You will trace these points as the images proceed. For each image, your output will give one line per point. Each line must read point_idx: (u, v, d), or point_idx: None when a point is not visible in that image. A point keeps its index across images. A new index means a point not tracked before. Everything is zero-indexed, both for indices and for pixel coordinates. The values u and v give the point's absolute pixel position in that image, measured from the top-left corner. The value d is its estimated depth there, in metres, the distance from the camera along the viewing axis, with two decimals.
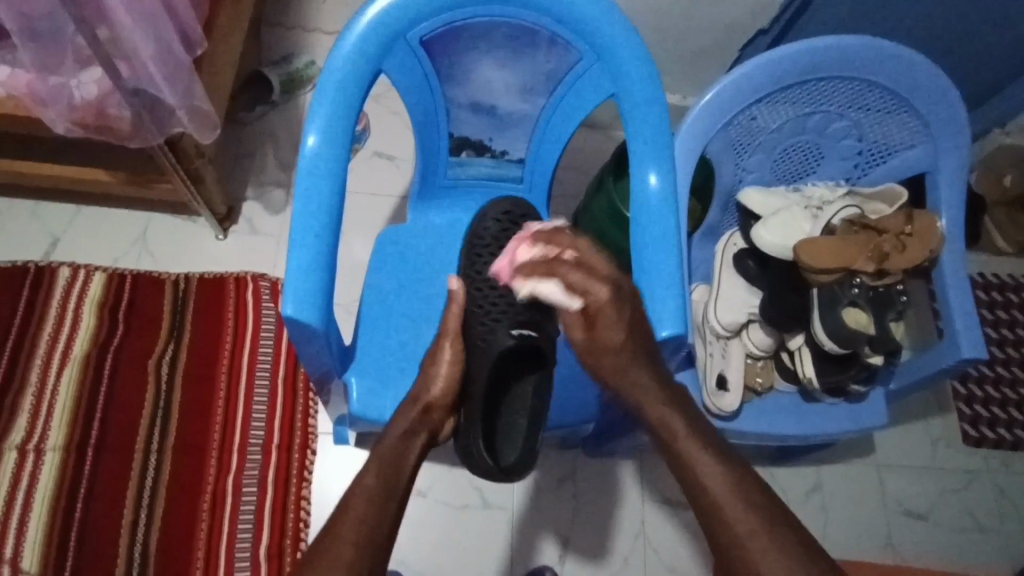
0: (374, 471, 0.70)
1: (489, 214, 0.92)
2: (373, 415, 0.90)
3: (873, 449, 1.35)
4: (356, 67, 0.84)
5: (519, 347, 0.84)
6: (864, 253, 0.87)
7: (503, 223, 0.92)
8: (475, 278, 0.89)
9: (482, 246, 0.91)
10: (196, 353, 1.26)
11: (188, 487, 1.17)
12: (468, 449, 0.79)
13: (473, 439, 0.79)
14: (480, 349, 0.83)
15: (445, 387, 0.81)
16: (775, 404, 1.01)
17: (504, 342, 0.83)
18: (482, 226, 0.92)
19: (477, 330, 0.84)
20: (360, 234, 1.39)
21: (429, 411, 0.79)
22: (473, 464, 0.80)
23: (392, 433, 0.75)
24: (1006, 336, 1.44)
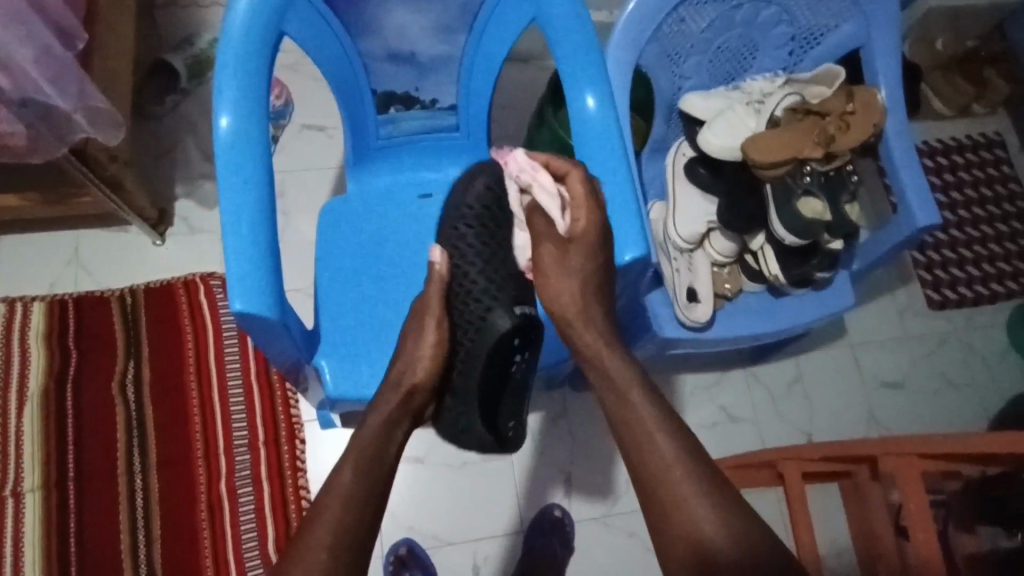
0: (357, 459, 0.68)
1: (480, 181, 0.83)
2: (349, 396, 0.89)
3: (846, 331, 1.39)
4: (254, 34, 0.77)
5: (519, 329, 0.80)
6: (811, 139, 0.86)
7: (493, 192, 0.83)
8: (464, 252, 0.81)
9: (471, 215, 0.82)
10: (160, 366, 1.21)
11: (182, 501, 1.14)
12: (463, 425, 0.81)
13: (467, 426, 0.80)
14: (475, 336, 0.79)
15: (429, 369, 0.77)
16: (746, 305, 1.02)
17: (505, 326, 0.78)
18: (468, 196, 0.83)
19: (467, 309, 0.80)
20: (305, 212, 1.33)
21: (404, 390, 0.75)
22: (462, 438, 0.82)
23: (374, 419, 0.73)
24: (956, 198, 1.47)
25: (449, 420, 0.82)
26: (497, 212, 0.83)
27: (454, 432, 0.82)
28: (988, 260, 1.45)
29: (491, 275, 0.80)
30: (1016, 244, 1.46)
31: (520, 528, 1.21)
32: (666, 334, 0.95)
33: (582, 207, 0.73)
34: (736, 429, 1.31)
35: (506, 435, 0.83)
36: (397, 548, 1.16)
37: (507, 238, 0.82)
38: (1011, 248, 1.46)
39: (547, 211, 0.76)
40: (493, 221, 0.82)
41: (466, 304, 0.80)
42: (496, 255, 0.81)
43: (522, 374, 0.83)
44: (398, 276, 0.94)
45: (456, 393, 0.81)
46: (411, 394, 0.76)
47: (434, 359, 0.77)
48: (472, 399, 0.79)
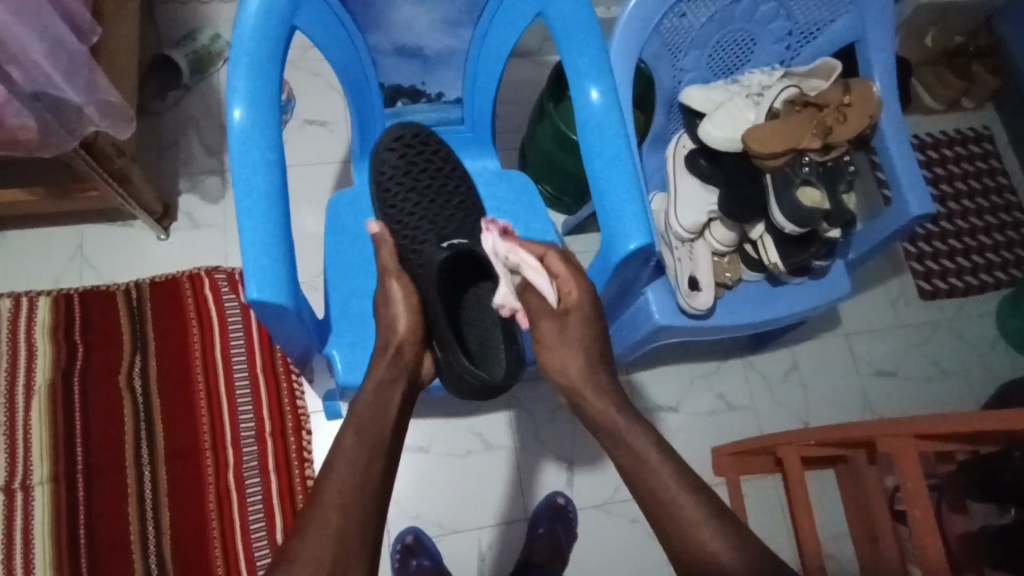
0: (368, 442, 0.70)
1: (383, 144, 0.89)
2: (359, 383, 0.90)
3: (840, 320, 1.42)
4: (267, 29, 0.79)
5: (455, 259, 0.83)
6: (809, 130, 0.89)
7: (398, 149, 0.89)
8: (392, 213, 0.87)
9: (387, 177, 0.88)
10: (166, 359, 1.22)
11: (191, 492, 1.16)
12: (456, 372, 0.78)
13: (459, 367, 0.78)
14: (420, 275, 0.82)
15: (411, 325, 0.78)
16: (745, 294, 1.04)
17: (440, 257, 0.82)
18: (381, 161, 0.89)
19: (409, 260, 0.83)
20: (308, 206, 1.35)
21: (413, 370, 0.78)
22: (465, 386, 0.78)
23: (366, 388, 0.74)
24: (947, 191, 1.51)
25: (448, 373, 0.80)
26: (410, 164, 0.89)
27: (456, 382, 0.79)
28: (978, 250, 1.48)
29: (417, 223, 0.85)
30: (1005, 235, 1.50)
31: (527, 515, 1.23)
32: (668, 323, 0.97)
33: (569, 283, 0.77)
34: (734, 417, 1.34)
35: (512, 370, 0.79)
36: (404, 537, 1.18)
37: (429, 188, 0.88)
38: (999, 239, 1.49)
39: (541, 290, 0.77)
40: (409, 175, 0.88)
41: (407, 258, 0.83)
42: (422, 205, 0.87)
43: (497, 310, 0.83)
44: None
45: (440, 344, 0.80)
46: (398, 352, 0.77)
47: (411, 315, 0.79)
48: (451, 337, 0.79)
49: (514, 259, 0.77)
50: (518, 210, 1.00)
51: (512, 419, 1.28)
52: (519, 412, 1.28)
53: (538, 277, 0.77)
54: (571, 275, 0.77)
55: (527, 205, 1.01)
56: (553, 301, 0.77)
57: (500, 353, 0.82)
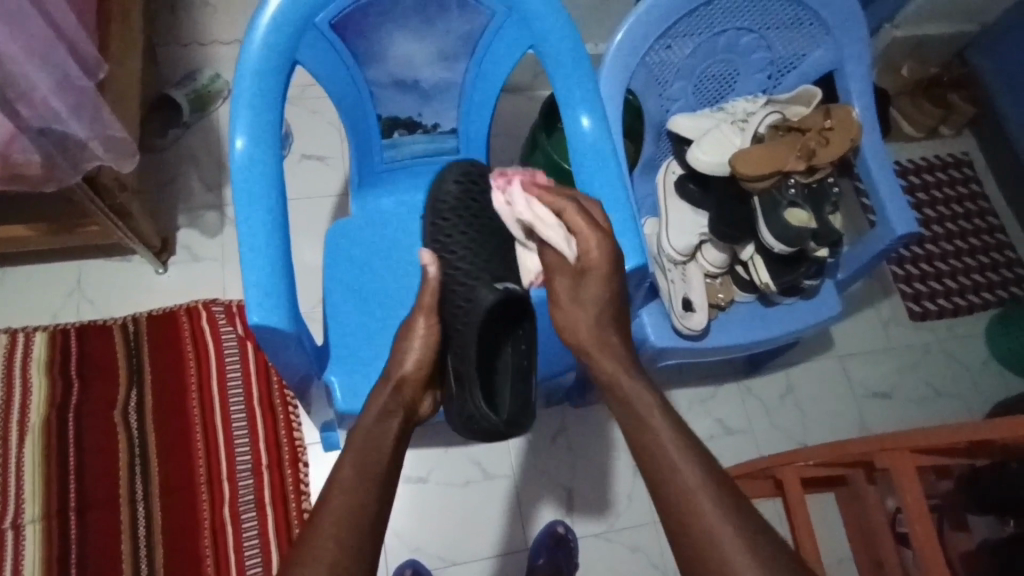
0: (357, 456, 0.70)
1: (449, 177, 0.92)
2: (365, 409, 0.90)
3: (833, 343, 1.44)
4: (269, 62, 0.82)
5: (507, 300, 0.81)
6: (794, 153, 0.92)
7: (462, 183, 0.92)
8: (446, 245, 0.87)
9: (447, 208, 0.90)
10: (163, 392, 1.21)
11: (185, 527, 1.14)
12: (468, 410, 0.77)
13: (473, 406, 0.76)
14: (465, 309, 0.80)
15: (417, 361, 0.79)
16: (739, 315, 1.05)
17: (491, 296, 0.80)
18: (442, 193, 0.91)
19: (454, 294, 0.82)
20: (307, 238, 1.37)
21: (402, 387, 0.78)
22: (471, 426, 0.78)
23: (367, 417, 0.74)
24: (931, 215, 1.55)
25: (458, 406, 0.79)
26: (468, 206, 0.90)
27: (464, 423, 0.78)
28: (965, 272, 1.51)
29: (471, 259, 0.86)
30: (989, 256, 1.53)
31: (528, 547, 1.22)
32: (664, 344, 0.98)
33: (588, 236, 0.75)
34: (732, 441, 1.35)
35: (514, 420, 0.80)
36: (403, 570, 1.14)
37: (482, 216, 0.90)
38: (985, 260, 1.52)
39: (553, 241, 0.79)
40: (467, 213, 0.90)
41: (454, 287, 0.83)
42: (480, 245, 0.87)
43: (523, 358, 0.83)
44: (404, 290, 0.97)
45: (460, 381, 0.79)
46: (400, 386, 0.78)
47: (425, 353, 0.79)
48: (473, 376, 0.78)
49: (531, 208, 0.81)
50: None
51: (511, 448, 1.28)
52: (518, 441, 1.28)
53: (553, 225, 0.79)
54: (589, 229, 0.75)
55: None
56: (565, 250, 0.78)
57: (513, 399, 0.80)
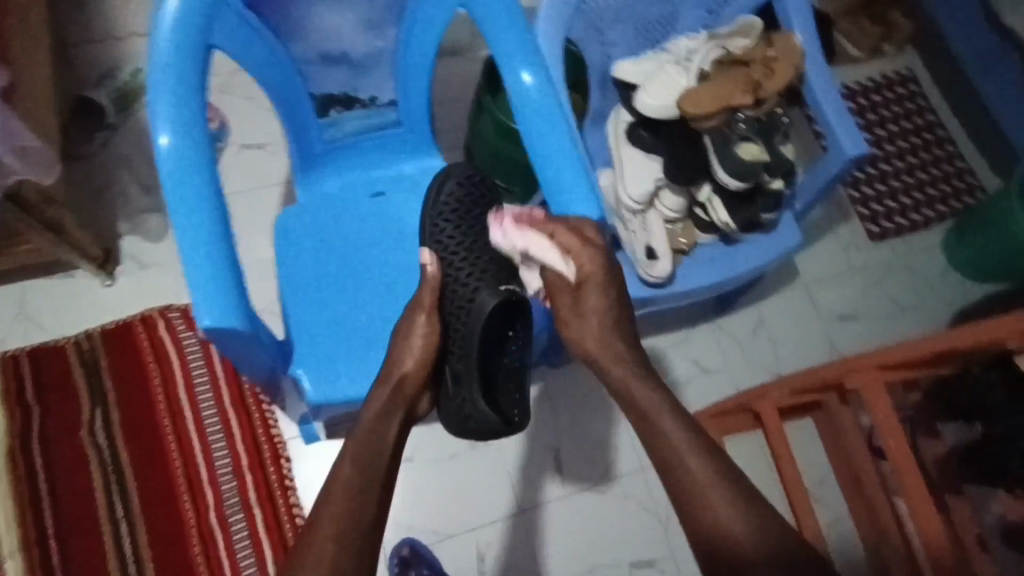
0: (353, 455, 0.72)
1: (453, 178, 0.91)
2: (366, 392, 0.89)
3: (798, 273, 1.46)
4: (184, 49, 0.76)
5: (507, 303, 0.84)
6: (739, 88, 0.90)
7: (465, 187, 0.90)
8: (447, 244, 0.87)
9: (449, 210, 0.88)
10: (129, 407, 1.18)
11: (172, 538, 1.12)
12: (469, 411, 0.82)
13: (474, 407, 0.82)
14: (466, 310, 0.84)
15: (418, 360, 0.81)
16: (703, 257, 1.05)
17: (493, 299, 0.83)
18: (445, 192, 0.89)
19: (455, 294, 0.85)
20: (258, 231, 1.32)
21: (403, 384, 0.80)
22: (468, 425, 0.83)
23: (366, 417, 0.77)
24: (881, 134, 1.56)
25: (454, 407, 0.84)
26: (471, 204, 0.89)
27: (460, 423, 0.84)
28: (918, 187, 1.53)
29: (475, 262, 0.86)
30: (940, 169, 1.55)
31: (523, 510, 1.23)
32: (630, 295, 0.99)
33: (582, 253, 0.77)
34: (710, 381, 1.37)
35: (510, 418, 0.85)
36: (401, 550, 1.16)
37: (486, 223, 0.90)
38: (937, 173, 1.54)
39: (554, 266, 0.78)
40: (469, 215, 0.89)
41: (456, 288, 0.85)
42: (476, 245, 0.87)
43: (515, 360, 0.87)
44: (371, 271, 0.95)
45: (456, 381, 0.83)
46: (401, 384, 0.80)
47: (425, 354, 0.81)
48: (473, 378, 0.82)
49: (524, 240, 0.79)
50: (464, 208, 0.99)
51: None
52: None
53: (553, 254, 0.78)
54: (583, 246, 0.77)
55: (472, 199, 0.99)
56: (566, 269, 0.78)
57: (509, 400, 0.85)
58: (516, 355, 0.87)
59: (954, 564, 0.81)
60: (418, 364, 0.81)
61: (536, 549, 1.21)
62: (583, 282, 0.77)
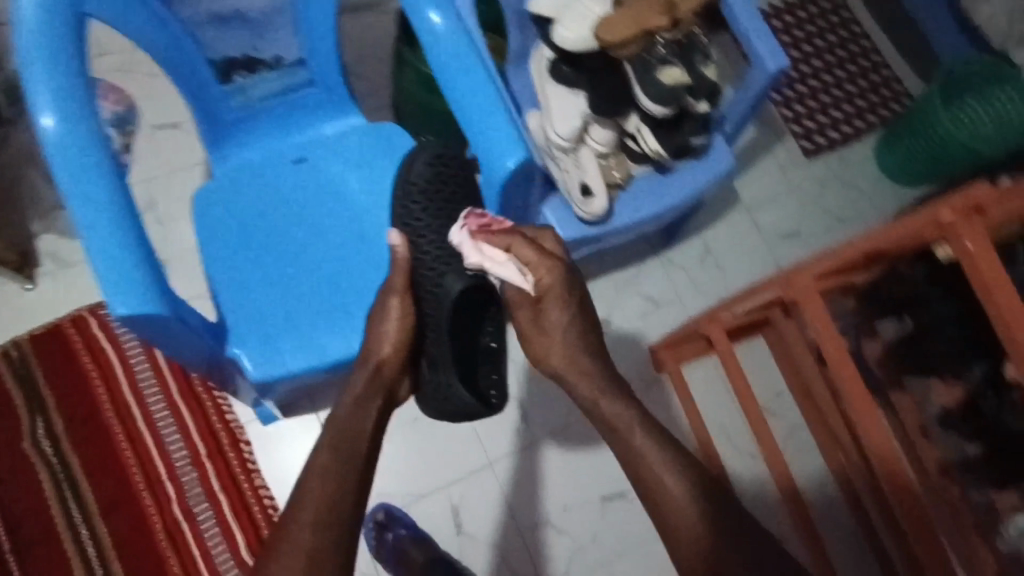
0: (332, 442, 0.75)
1: (421, 160, 0.87)
2: (355, 348, 0.87)
3: (739, 197, 1.47)
4: (54, 19, 0.69)
5: (475, 287, 0.81)
6: (655, 9, 0.85)
7: (435, 166, 0.86)
8: (416, 226, 0.84)
9: (417, 190, 0.85)
10: (72, 411, 1.13)
11: (137, 536, 1.10)
12: (447, 394, 0.83)
13: (448, 388, 0.83)
14: (435, 295, 0.82)
15: (394, 345, 0.81)
16: (639, 189, 1.04)
17: (461, 284, 0.80)
18: (413, 174, 0.86)
19: (425, 277, 0.82)
20: (182, 216, 1.25)
21: (381, 369, 0.81)
22: (447, 406, 0.84)
23: (346, 403, 0.79)
24: (807, 51, 1.56)
25: (433, 391, 0.85)
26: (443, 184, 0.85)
27: (439, 404, 0.84)
28: (848, 99, 1.55)
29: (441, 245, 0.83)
30: (868, 79, 1.56)
31: (498, 474, 1.23)
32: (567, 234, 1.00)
33: (539, 267, 0.77)
34: (663, 313, 1.39)
35: (489, 399, 0.85)
36: (376, 515, 1.18)
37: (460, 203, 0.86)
38: (865, 84, 1.56)
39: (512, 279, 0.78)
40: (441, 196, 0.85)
41: (423, 273, 0.83)
42: (447, 225, 0.84)
43: (493, 341, 0.87)
44: (309, 241, 0.91)
45: (434, 365, 0.84)
46: (378, 369, 0.81)
47: (400, 340, 0.81)
48: (448, 362, 0.82)
49: (482, 255, 0.78)
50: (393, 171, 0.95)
51: None
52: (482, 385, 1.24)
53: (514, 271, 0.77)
54: (539, 259, 0.77)
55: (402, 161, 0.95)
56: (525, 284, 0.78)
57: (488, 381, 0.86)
58: (495, 336, 0.87)
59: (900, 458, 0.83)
60: (395, 350, 0.81)
61: (509, 500, 1.22)
62: (527, 294, 0.79)
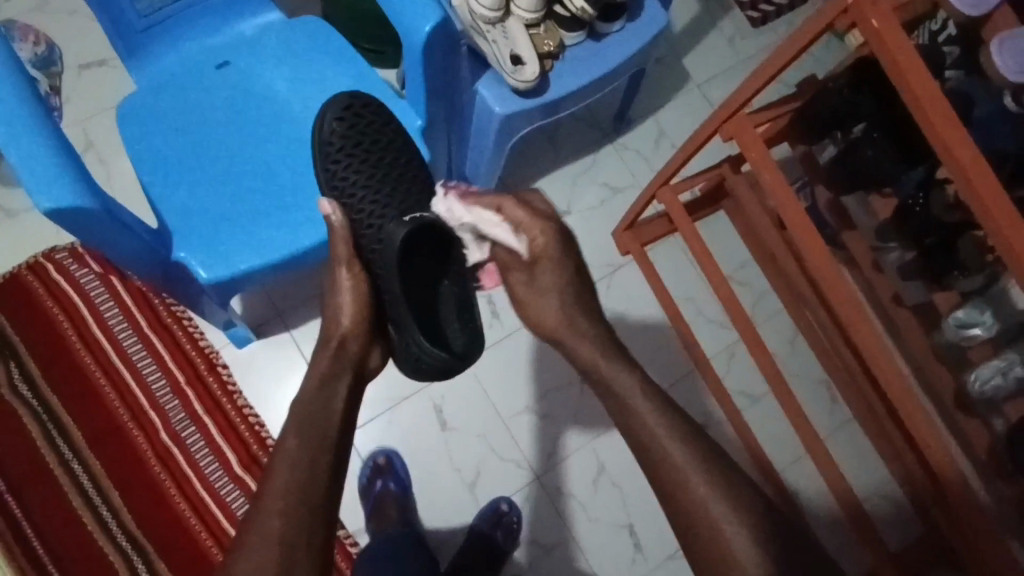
0: (296, 425, 0.67)
1: (331, 113, 0.85)
2: (305, 244, 0.88)
3: (690, 75, 1.45)
4: None
5: (420, 233, 0.78)
6: None
7: (347, 120, 0.84)
8: (344, 187, 0.82)
9: (336, 149, 0.83)
10: (44, 354, 1.14)
11: (129, 463, 1.12)
12: (416, 355, 0.74)
13: (418, 347, 0.74)
14: (379, 251, 0.77)
15: (354, 314, 0.74)
16: (573, 57, 1.02)
17: (403, 230, 0.76)
18: (326, 132, 0.84)
19: (365, 240, 0.79)
20: (118, 154, 1.22)
21: (344, 344, 0.73)
22: (420, 368, 0.75)
23: (309, 381, 0.71)
24: None
25: (404, 356, 0.76)
26: (361, 138, 0.84)
27: (413, 366, 0.76)
28: None
29: (373, 197, 0.80)
30: None
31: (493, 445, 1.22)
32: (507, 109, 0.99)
33: (533, 227, 0.76)
34: (622, 199, 1.39)
35: (467, 351, 0.78)
36: (376, 460, 1.18)
37: (386, 159, 0.84)
38: None
39: (505, 241, 0.77)
40: (360, 149, 0.84)
41: (364, 233, 0.79)
42: (374, 179, 0.82)
43: (459, 289, 0.81)
44: (245, 145, 0.90)
45: (397, 325, 0.76)
46: (343, 345, 0.73)
47: (360, 306, 0.74)
48: (410, 318, 0.75)
49: (471, 217, 0.79)
50: (320, 62, 0.93)
51: None
52: None
53: (504, 233, 0.77)
54: (531, 220, 0.76)
55: (330, 51, 0.93)
56: (518, 244, 0.77)
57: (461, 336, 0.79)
58: (458, 283, 0.81)
59: (839, 274, 0.91)
60: (356, 319, 0.74)
61: (490, 393, 1.24)
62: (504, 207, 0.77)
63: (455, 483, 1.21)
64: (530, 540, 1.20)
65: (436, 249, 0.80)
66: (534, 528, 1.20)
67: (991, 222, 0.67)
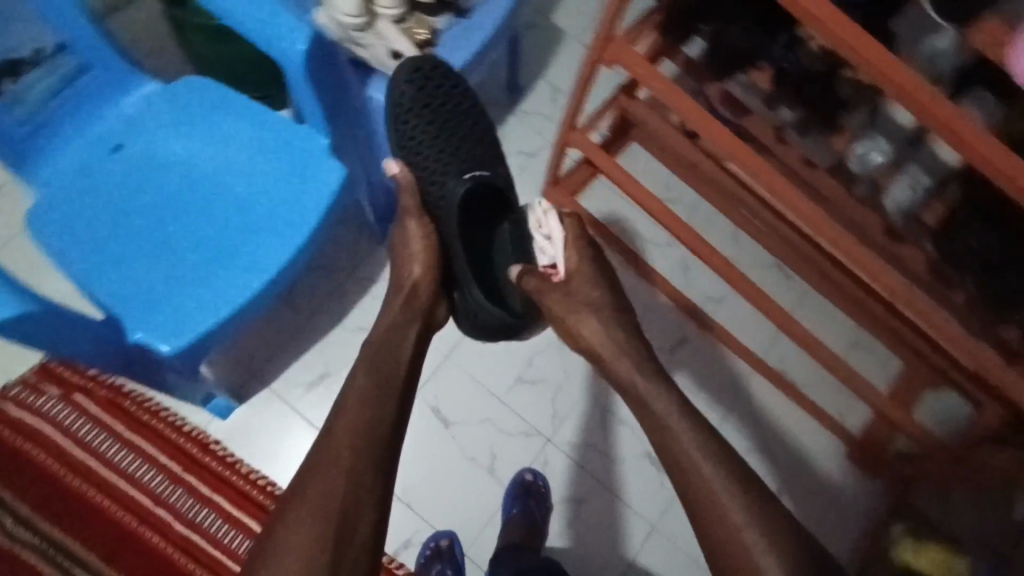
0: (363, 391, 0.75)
1: (403, 75, 0.94)
2: (256, 287, 0.88)
3: (563, 30, 1.51)
4: None
5: (476, 189, 0.92)
6: None
7: (415, 81, 0.94)
8: (410, 144, 0.92)
9: (406, 109, 0.93)
10: (31, 492, 1.11)
11: (153, 565, 1.10)
12: (478, 311, 0.90)
13: (475, 302, 0.90)
14: (442, 205, 0.91)
15: (423, 262, 0.86)
16: (450, 37, 1.06)
17: (462, 186, 0.90)
18: (398, 93, 0.94)
19: (431, 194, 0.92)
20: (39, 274, 1.19)
21: (416, 291, 0.85)
22: (481, 321, 0.90)
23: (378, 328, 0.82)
24: None
25: (467, 313, 0.93)
26: (430, 99, 0.94)
27: (474, 320, 0.91)
28: None
29: (439, 155, 0.92)
30: None
31: (505, 422, 1.25)
32: None
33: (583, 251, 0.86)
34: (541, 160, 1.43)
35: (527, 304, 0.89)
36: (438, 541, 1.16)
37: (446, 121, 0.95)
38: None
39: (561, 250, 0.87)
40: (428, 109, 0.94)
41: (429, 188, 0.92)
42: (441, 138, 0.93)
43: (517, 236, 0.92)
44: (168, 214, 0.92)
45: (460, 288, 0.92)
46: (416, 289, 0.85)
47: (424, 253, 0.86)
48: (470, 275, 0.90)
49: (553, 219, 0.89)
50: (212, 117, 0.96)
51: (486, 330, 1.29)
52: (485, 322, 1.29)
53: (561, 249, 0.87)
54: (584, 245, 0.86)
55: (219, 105, 0.96)
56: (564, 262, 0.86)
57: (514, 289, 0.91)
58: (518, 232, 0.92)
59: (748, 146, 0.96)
60: (424, 266, 0.86)
61: (481, 380, 1.27)
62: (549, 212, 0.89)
63: (476, 473, 1.23)
64: (564, 502, 1.23)
65: (496, 203, 0.95)
66: (567, 490, 1.24)
67: (847, 49, 0.74)
